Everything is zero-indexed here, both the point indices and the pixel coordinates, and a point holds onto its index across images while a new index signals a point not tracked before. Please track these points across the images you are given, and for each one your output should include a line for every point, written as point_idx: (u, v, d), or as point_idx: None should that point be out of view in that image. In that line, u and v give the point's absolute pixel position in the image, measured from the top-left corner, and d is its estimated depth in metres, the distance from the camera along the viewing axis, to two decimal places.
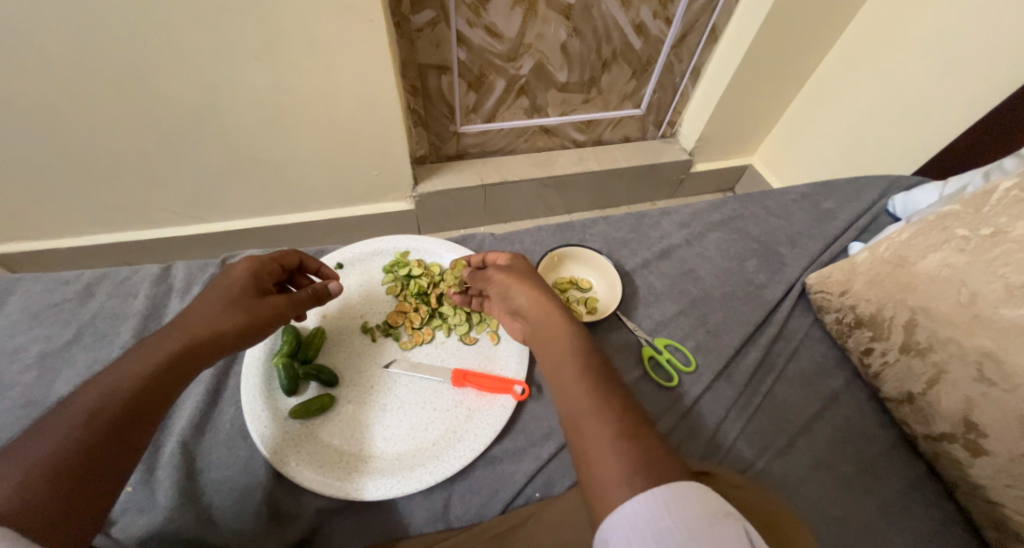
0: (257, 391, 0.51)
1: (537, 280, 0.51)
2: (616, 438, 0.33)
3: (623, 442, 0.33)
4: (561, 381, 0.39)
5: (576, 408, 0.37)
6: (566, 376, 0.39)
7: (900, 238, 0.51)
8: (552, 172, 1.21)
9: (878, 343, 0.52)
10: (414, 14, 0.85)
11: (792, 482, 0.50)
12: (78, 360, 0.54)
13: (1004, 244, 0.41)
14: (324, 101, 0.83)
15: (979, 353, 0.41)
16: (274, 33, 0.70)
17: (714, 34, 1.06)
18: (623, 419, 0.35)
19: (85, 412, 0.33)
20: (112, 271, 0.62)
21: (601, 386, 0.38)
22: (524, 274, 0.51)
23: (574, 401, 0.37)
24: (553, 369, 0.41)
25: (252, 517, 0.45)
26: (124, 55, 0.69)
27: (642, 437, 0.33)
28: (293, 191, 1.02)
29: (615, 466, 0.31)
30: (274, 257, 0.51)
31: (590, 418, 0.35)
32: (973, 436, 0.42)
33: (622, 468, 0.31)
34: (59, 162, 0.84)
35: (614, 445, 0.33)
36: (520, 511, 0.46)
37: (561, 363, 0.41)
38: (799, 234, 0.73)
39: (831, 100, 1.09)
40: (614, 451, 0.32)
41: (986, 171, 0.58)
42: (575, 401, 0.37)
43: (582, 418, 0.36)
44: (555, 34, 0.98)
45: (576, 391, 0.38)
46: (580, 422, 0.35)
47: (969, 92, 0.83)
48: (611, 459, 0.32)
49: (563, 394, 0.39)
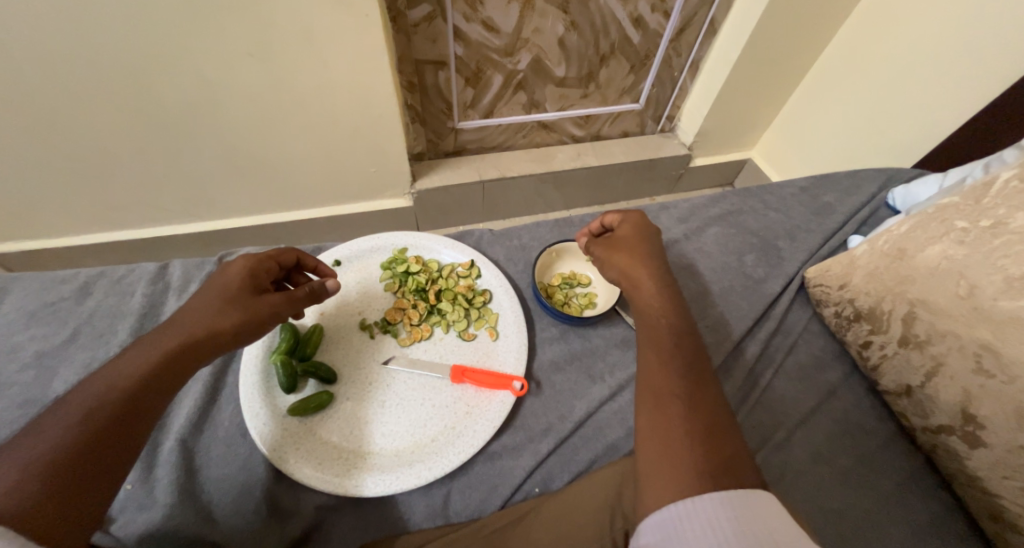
0: (255, 390, 0.51)
1: (655, 263, 0.51)
2: (695, 433, 0.35)
3: (696, 443, 0.35)
4: (654, 359, 0.42)
5: (665, 388, 0.39)
6: (660, 359, 0.42)
7: (899, 231, 0.51)
8: (551, 167, 1.20)
9: (876, 336, 0.52)
10: (410, 10, 0.84)
11: (791, 474, 0.51)
12: (75, 359, 0.54)
13: (1003, 236, 0.41)
14: (321, 98, 0.83)
15: (978, 345, 0.41)
16: (269, 29, 0.70)
17: (713, 26, 1.05)
18: (708, 420, 0.37)
19: (81, 412, 0.33)
20: (109, 270, 0.62)
21: (694, 382, 0.40)
22: (642, 254, 0.52)
23: (663, 382, 0.40)
24: (648, 348, 0.44)
25: (252, 514, 0.45)
26: (118, 54, 0.68)
27: (721, 440, 0.35)
28: (290, 188, 1.01)
29: (686, 456, 0.34)
30: (270, 255, 0.51)
31: (677, 404, 0.38)
32: (971, 429, 0.42)
33: (691, 464, 0.33)
34: (58, 161, 0.84)
35: (687, 442, 0.35)
36: (520, 506, 0.46)
37: (660, 346, 0.43)
38: (798, 228, 0.73)
39: (831, 93, 1.08)
40: (684, 446, 0.35)
41: (986, 163, 0.58)
42: (667, 383, 0.40)
43: (667, 399, 0.38)
44: (553, 29, 0.97)
45: (669, 377, 0.40)
46: (663, 408, 0.38)
47: (970, 84, 0.82)
48: (681, 452, 0.34)
49: (654, 369, 0.42)
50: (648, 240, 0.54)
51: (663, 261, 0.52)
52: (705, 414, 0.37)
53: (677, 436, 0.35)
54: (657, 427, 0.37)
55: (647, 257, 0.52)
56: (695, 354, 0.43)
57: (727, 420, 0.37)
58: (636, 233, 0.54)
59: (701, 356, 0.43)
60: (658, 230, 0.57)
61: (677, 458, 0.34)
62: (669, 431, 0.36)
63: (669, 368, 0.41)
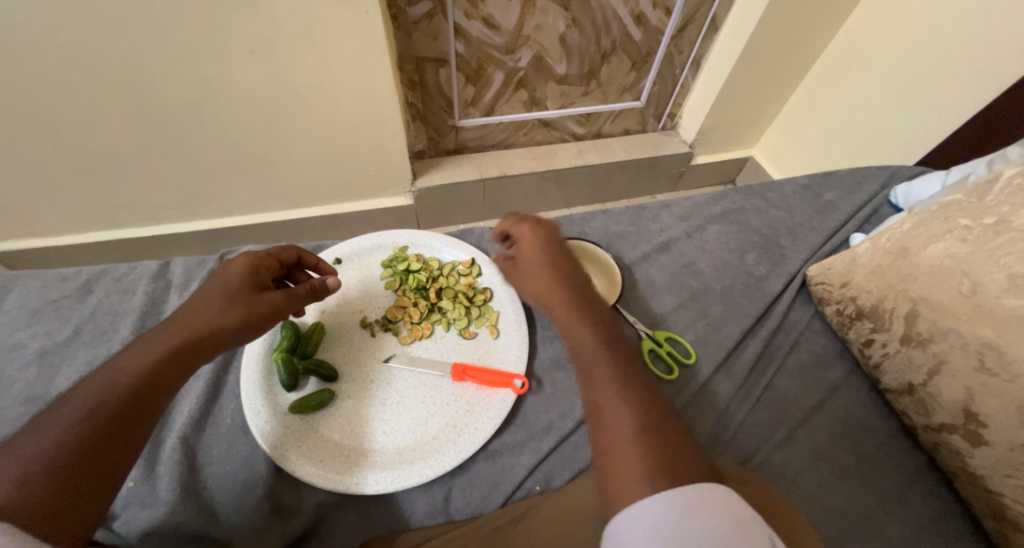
0: (256, 387, 0.51)
1: (565, 265, 0.48)
2: (642, 440, 0.33)
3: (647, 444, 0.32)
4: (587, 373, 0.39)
5: (602, 405, 0.36)
6: (590, 369, 0.39)
7: (902, 229, 0.50)
8: (551, 165, 1.20)
9: (879, 334, 0.52)
10: (410, 7, 0.83)
11: (792, 472, 0.51)
12: (77, 356, 0.54)
13: (1007, 234, 0.41)
14: (321, 96, 0.83)
15: (980, 343, 0.41)
16: (270, 28, 0.70)
17: (714, 23, 1.04)
18: (651, 415, 0.34)
19: (85, 408, 0.33)
20: (111, 267, 0.62)
21: (628, 379, 0.37)
22: (552, 260, 0.48)
23: (600, 396, 0.36)
24: (574, 356, 0.40)
25: (252, 512, 0.45)
26: (116, 51, 0.68)
27: (665, 436, 0.33)
28: (291, 186, 1.01)
29: (639, 462, 0.31)
30: (272, 252, 0.51)
31: (616, 420, 0.34)
32: (973, 427, 0.42)
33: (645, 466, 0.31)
34: (59, 159, 0.84)
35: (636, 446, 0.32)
36: (521, 504, 0.47)
37: (583, 348, 0.40)
38: (799, 226, 0.73)
39: (834, 90, 1.07)
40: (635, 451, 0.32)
41: (990, 161, 0.57)
42: (603, 396, 0.36)
43: (608, 414, 0.35)
44: (554, 26, 0.97)
45: (602, 387, 0.37)
46: (607, 424, 0.35)
47: (974, 81, 0.82)
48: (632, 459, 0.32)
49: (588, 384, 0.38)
50: (553, 241, 0.50)
51: (573, 262, 0.49)
52: (645, 411, 0.35)
53: (628, 448, 0.32)
54: (608, 446, 0.34)
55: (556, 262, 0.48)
56: (620, 352, 0.40)
57: (669, 413, 0.35)
58: (544, 238, 0.50)
59: (630, 352, 0.41)
60: (558, 227, 0.53)
61: (632, 470, 0.31)
62: (617, 451, 0.33)
63: (599, 377, 0.38)
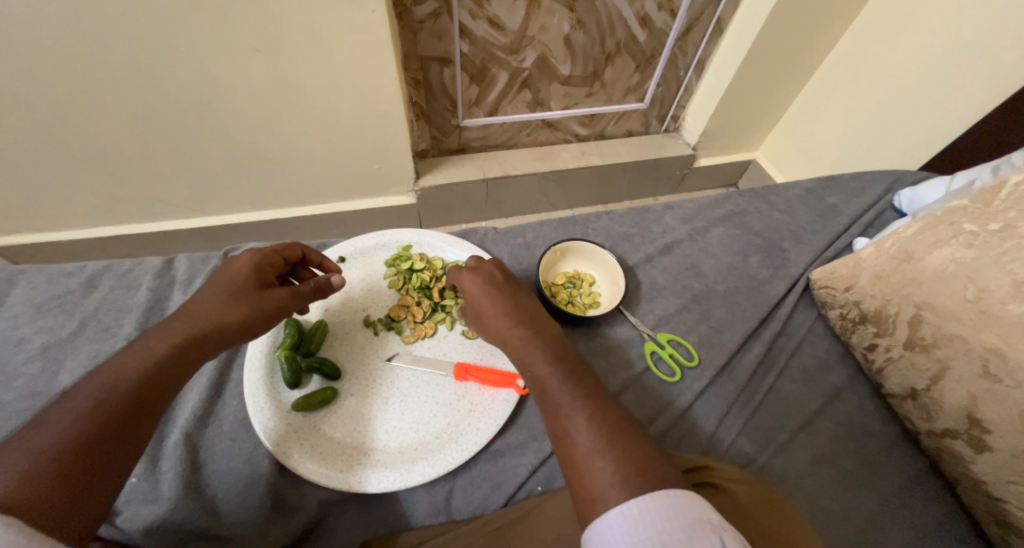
0: (259, 384, 0.51)
1: (513, 297, 0.48)
2: (611, 451, 0.33)
3: (616, 453, 0.33)
4: (546, 401, 0.39)
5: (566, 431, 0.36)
6: (549, 397, 0.39)
7: (906, 234, 0.50)
8: (554, 166, 1.20)
9: (882, 339, 0.51)
10: (416, 6, 0.83)
11: (793, 476, 0.51)
12: (81, 352, 0.54)
13: (1012, 240, 0.41)
14: (326, 94, 0.83)
15: (985, 349, 0.41)
16: (277, 26, 0.70)
17: (719, 26, 1.04)
18: (615, 425, 0.35)
19: (91, 402, 0.33)
20: (115, 263, 0.62)
21: (585, 393, 0.38)
22: (498, 295, 0.48)
23: (562, 421, 0.37)
24: (529, 381, 0.41)
25: (255, 509, 0.45)
26: (121, 46, 0.68)
27: (631, 442, 0.34)
28: (294, 183, 1.01)
29: (609, 471, 0.32)
30: (276, 250, 0.51)
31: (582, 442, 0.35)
32: (976, 433, 0.42)
33: (618, 473, 0.32)
34: (62, 154, 0.84)
35: (606, 456, 0.33)
36: (522, 504, 0.47)
37: (538, 372, 0.41)
38: (802, 230, 0.73)
39: (838, 94, 1.07)
40: (606, 461, 0.33)
41: (995, 166, 0.57)
42: (565, 421, 0.36)
43: (573, 438, 0.35)
44: (559, 27, 0.97)
45: (563, 412, 0.37)
46: (575, 445, 0.35)
47: (979, 87, 0.82)
48: (603, 468, 0.33)
49: (550, 412, 0.38)
50: (498, 276, 0.50)
51: (521, 292, 0.49)
52: (607, 419, 0.36)
53: (597, 464, 0.33)
54: (578, 467, 0.34)
55: (504, 298, 0.47)
56: (576, 371, 0.40)
57: (630, 420, 0.37)
58: (488, 276, 0.50)
59: (586, 370, 0.41)
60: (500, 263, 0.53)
61: (605, 480, 0.32)
62: (588, 469, 0.33)
63: (559, 402, 0.38)
